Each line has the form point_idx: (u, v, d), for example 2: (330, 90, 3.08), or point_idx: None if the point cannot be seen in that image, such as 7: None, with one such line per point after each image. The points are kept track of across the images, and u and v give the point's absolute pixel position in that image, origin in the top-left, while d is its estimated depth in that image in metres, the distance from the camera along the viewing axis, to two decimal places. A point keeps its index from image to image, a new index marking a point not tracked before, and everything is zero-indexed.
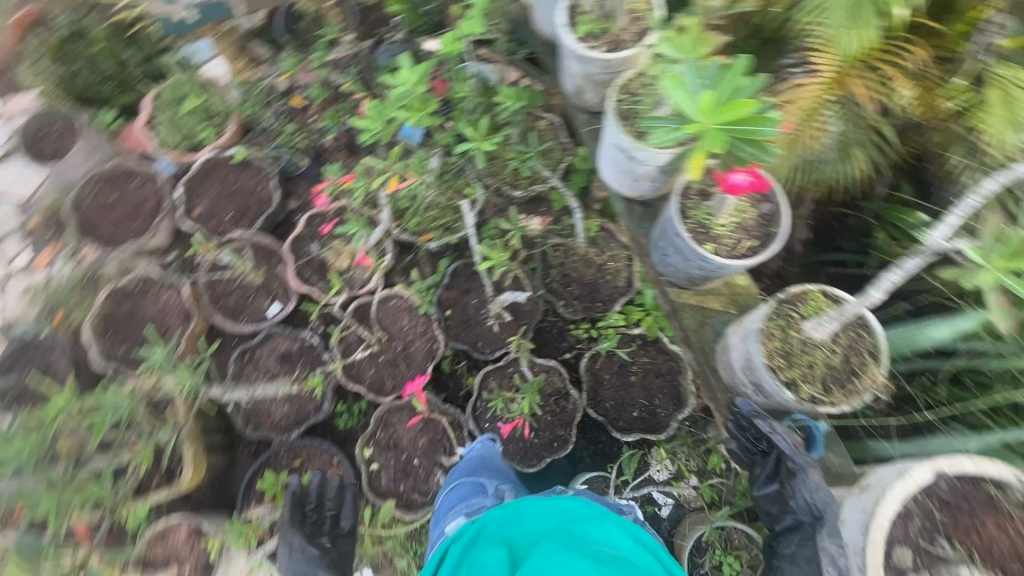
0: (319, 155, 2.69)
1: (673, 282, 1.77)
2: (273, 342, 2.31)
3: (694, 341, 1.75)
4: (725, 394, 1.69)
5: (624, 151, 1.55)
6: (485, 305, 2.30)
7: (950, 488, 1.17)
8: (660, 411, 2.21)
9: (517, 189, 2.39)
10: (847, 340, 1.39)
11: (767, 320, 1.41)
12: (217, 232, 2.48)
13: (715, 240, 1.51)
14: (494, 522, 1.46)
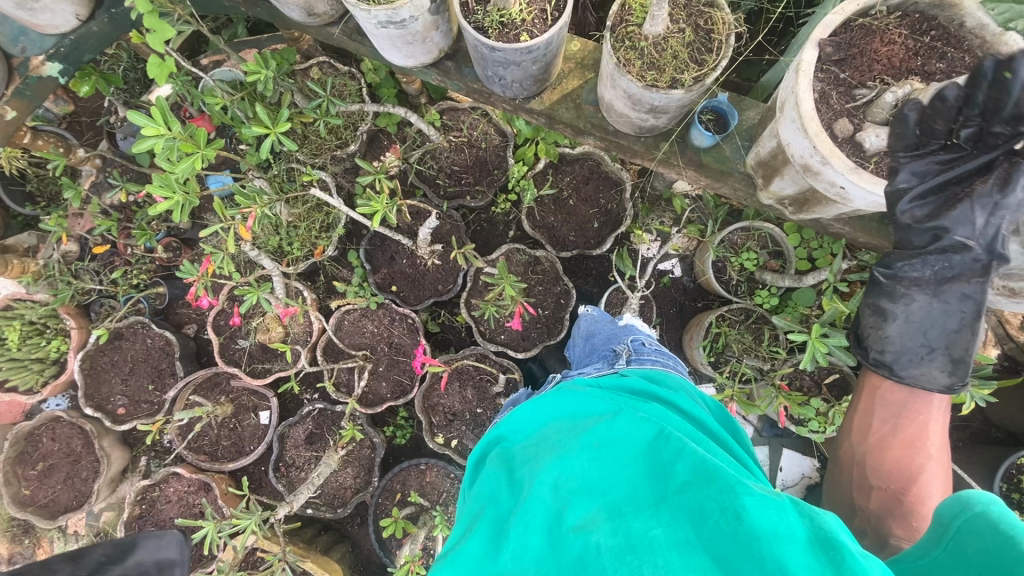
0: (167, 273, 2.46)
1: (529, 95, 1.72)
2: (291, 436, 2.25)
3: (584, 126, 1.74)
4: (639, 142, 1.71)
5: (389, 22, 1.44)
6: (416, 255, 2.26)
7: (835, 48, 1.23)
8: (610, 205, 2.27)
9: (349, 146, 2.25)
10: (684, 10, 1.39)
11: (616, 52, 1.39)
12: (156, 407, 2.31)
13: (524, 27, 1.44)
14: (507, 435, 1.28)
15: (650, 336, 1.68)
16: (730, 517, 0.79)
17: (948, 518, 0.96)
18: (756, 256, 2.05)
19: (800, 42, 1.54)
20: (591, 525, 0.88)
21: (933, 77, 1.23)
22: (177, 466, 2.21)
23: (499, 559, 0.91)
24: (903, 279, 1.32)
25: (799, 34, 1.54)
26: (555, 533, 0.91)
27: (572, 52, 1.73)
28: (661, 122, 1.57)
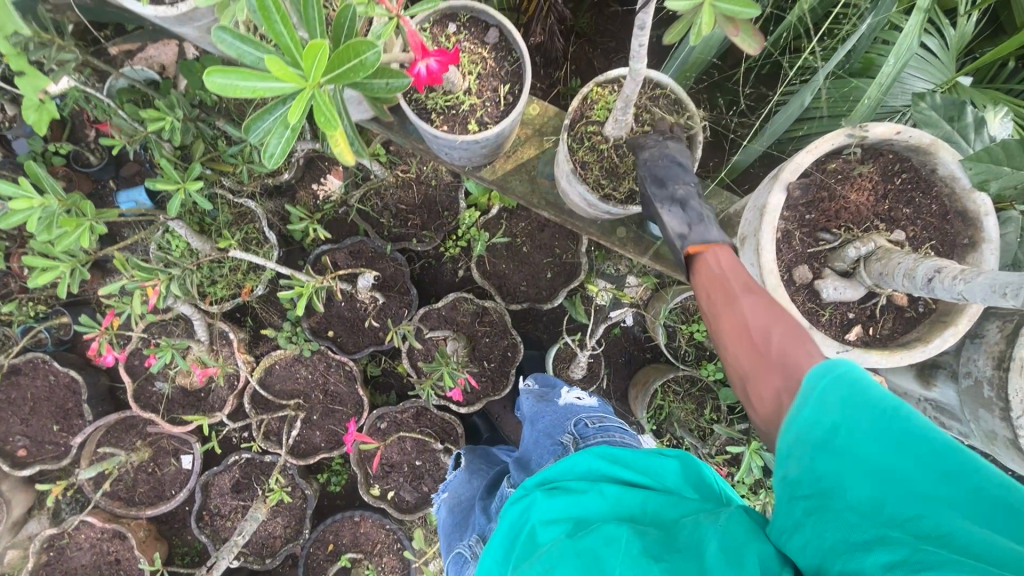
0: (73, 299, 2.20)
1: (480, 165, 1.58)
2: (216, 484, 2.14)
3: (537, 201, 1.61)
4: (595, 225, 1.60)
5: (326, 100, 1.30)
6: (355, 299, 2.09)
7: (802, 190, 1.17)
8: (565, 255, 2.15)
9: (282, 174, 2.02)
10: (648, 114, 1.31)
11: (574, 152, 1.30)
12: (63, 450, 2.12)
13: (476, 113, 1.31)
14: None
15: (593, 411, 1.61)
16: None
17: (802, 407, 0.74)
18: (706, 327, 2.02)
19: (773, 129, 1.44)
20: None
21: (896, 226, 1.18)
22: (88, 515, 2.05)
23: None
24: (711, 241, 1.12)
25: (773, 119, 1.43)
26: None
27: (530, 117, 1.57)
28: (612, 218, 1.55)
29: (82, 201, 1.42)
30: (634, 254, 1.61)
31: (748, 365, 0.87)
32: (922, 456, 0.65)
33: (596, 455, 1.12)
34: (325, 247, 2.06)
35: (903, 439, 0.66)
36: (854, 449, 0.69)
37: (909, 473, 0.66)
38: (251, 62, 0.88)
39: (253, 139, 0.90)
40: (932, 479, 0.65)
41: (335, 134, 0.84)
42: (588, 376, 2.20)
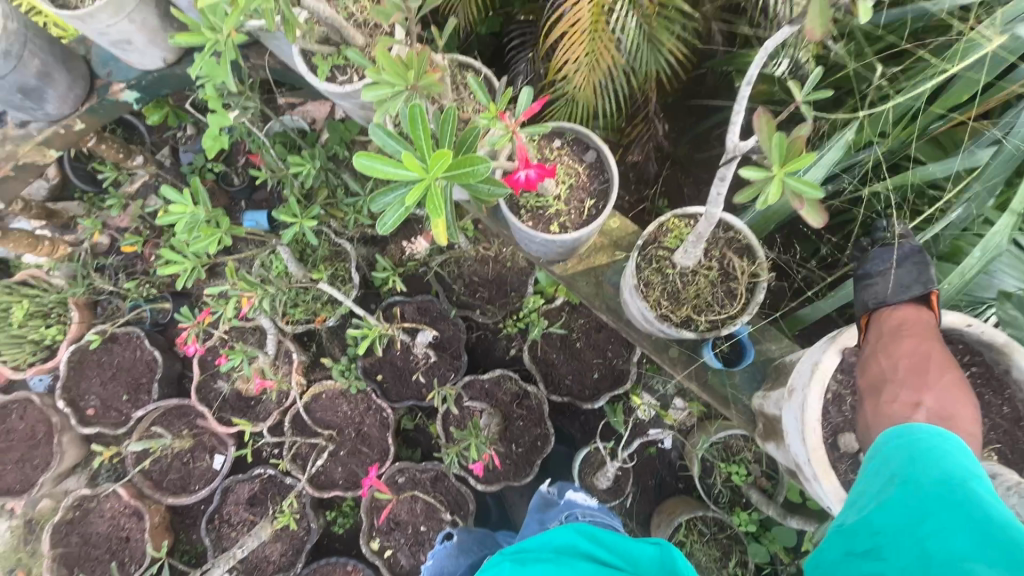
0: (179, 291, 2.52)
1: (553, 260, 1.71)
2: (234, 491, 2.24)
3: (598, 304, 1.69)
4: (649, 340, 1.64)
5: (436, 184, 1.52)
6: (410, 352, 2.23)
7: None
8: (616, 360, 2.19)
9: (381, 227, 2.28)
10: (718, 252, 1.39)
11: (640, 271, 1.40)
12: (123, 419, 2.34)
13: (559, 216, 1.46)
14: None
15: (589, 509, 1.56)
16: None
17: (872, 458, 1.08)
18: (746, 472, 1.94)
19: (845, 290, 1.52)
20: None
21: None
22: (120, 486, 2.20)
23: None
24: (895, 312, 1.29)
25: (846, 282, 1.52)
26: None
27: (610, 228, 1.71)
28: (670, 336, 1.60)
29: (220, 216, 1.72)
30: (683, 377, 1.61)
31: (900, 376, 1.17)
32: (952, 510, 0.86)
33: (576, 531, 1.13)
34: (398, 298, 2.25)
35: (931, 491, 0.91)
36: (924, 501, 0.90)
37: (947, 529, 0.84)
38: (388, 150, 0.99)
39: (373, 209, 0.95)
40: (964, 535, 0.82)
41: (439, 218, 0.96)
42: (612, 488, 2.13)
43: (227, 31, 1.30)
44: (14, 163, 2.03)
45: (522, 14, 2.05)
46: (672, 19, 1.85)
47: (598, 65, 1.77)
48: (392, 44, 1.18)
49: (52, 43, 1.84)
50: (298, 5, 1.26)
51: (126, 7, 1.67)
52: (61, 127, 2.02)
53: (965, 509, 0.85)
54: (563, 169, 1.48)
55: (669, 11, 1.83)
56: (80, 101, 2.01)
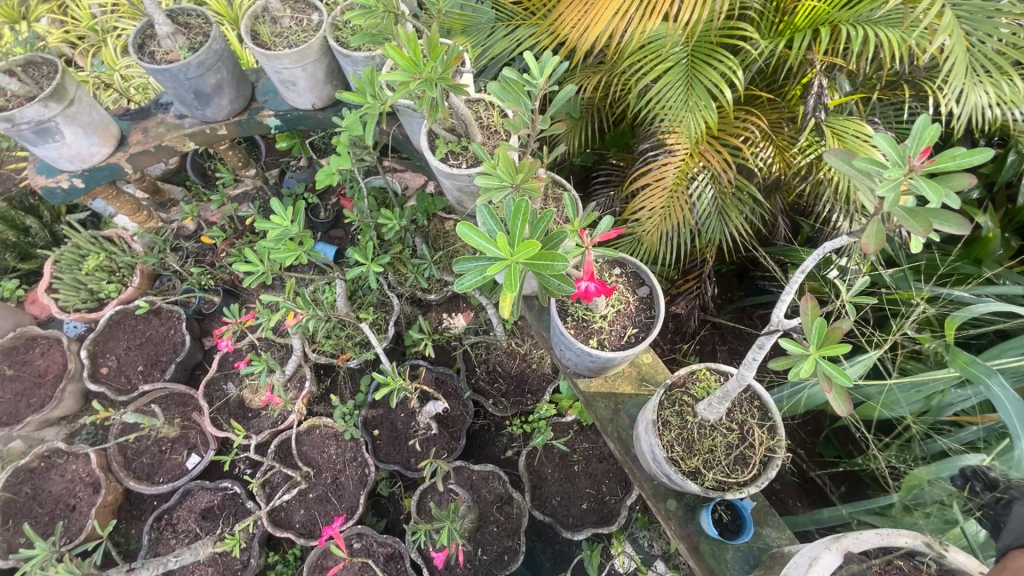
0: (232, 290, 2.69)
1: (580, 373, 1.77)
2: (193, 498, 2.19)
3: (610, 430, 1.71)
4: (650, 482, 1.62)
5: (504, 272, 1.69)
6: (414, 417, 2.24)
7: (863, 568, 1.13)
8: (608, 497, 2.11)
9: (431, 294, 2.44)
10: (742, 416, 1.43)
11: (662, 409, 1.45)
12: (128, 388, 2.39)
13: (600, 334, 1.56)
14: None
15: None
16: None
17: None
18: None
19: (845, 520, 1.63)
20: None
21: None
22: (94, 452, 2.20)
23: None
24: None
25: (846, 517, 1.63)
26: None
27: (642, 361, 1.79)
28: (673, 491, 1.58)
29: (307, 237, 1.91)
30: (674, 534, 1.55)
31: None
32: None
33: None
34: (422, 362, 2.33)
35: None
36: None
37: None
38: (486, 228, 1.15)
39: (454, 269, 1.09)
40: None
41: (508, 293, 1.08)
42: None
43: (382, 100, 1.58)
44: (158, 142, 2.36)
45: (615, 159, 2.33)
46: (744, 203, 2.06)
47: (670, 219, 1.96)
48: (511, 149, 1.40)
49: (236, 67, 2.23)
50: (446, 100, 1.53)
51: (307, 59, 2.04)
52: (209, 128, 2.36)
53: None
54: (617, 295, 1.61)
55: (743, 195, 2.05)
56: (234, 114, 2.37)
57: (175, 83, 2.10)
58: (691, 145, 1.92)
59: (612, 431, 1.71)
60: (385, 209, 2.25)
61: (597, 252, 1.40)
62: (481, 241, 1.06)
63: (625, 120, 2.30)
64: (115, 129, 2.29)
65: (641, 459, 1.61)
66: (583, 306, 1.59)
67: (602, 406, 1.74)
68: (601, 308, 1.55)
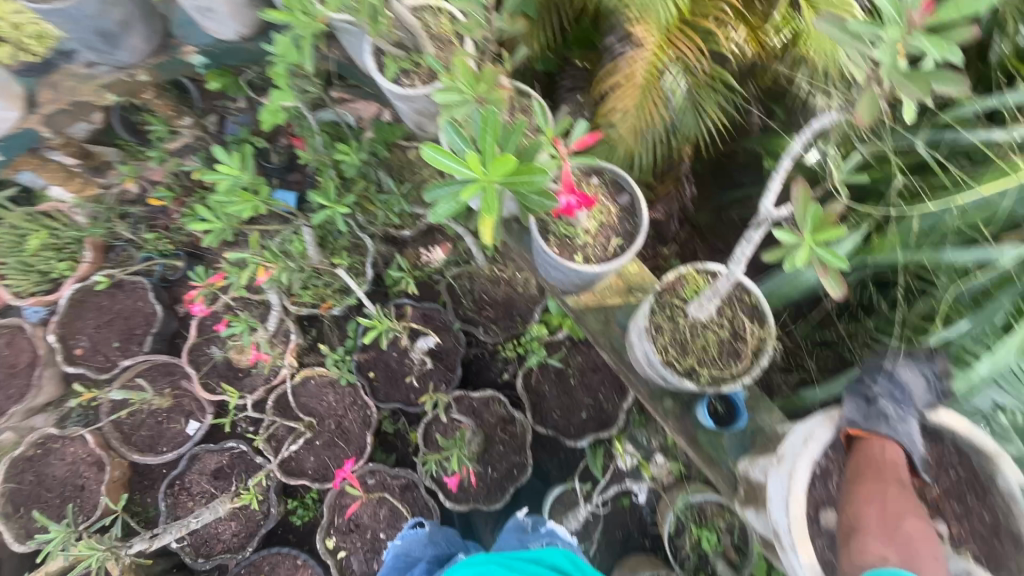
0: (195, 252, 2.55)
1: (568, 291, 1.76)
2: (201, 461, 2.20)
3: (604, 341, 1.73)
4: (646, 386, 1.66)
5: None
6: (407, 355, 2.24)
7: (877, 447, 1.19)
8: (606, 404, 2.17)
9: (405, 230, 2.35)
10: (732, 311, 1.45)
11: (654, 315, 1.46)
12: (109, 366, 2.31)
13: (585, 248, 1.53)
14: None
15: (568, 546, 1.58)
16: None
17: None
18: (717, 540, 1.90)
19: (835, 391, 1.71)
20: None
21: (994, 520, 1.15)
22: (89, 432, 2.17)
23: None
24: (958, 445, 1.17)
25: (836, 389, 1.70)
26: None
27: (627, 270, 1.78)
28: (669, 391, 1.64)
29: (261, 184, 1.76)
30: (672, 430, 1.63)
31: (876, 534, 1.09)
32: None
33: (564, 556, 1.27)
34: (407, 301, 2.29)
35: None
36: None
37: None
38: (454, 148, 1.10)
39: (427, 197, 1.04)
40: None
41: (489, 217, 1.02)
42: (580, 531, 2.09)
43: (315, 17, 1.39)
44: (72, 98, 2.10)
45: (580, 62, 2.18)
46: (719, 92, 1.96)
47: (645, 118, 1.86)
48: (469, 57, 1.27)
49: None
50: (389, 8, 1.36)
51: None
52: (127, 75, 2.10)
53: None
54: (597, 205, 1.56)
55: (717, 84, 1.94)
56: (151, 55, 2.12)
57: (73, 24, 1.82)
58: (660, 34, 1.78)
59: (605, 343, 1.73)
60: (341, 143, 2.08)
61: (575, 161, 1.32)
62: (449, 162, 0.99)
63: (585, 13, 2.11)
64: (19, 87, 1.98)
65: (636, 366, 1.65)
66: (565, 224, 1.54)
67: (593, 321, 1.75)
68: (583, 221, 1.51)
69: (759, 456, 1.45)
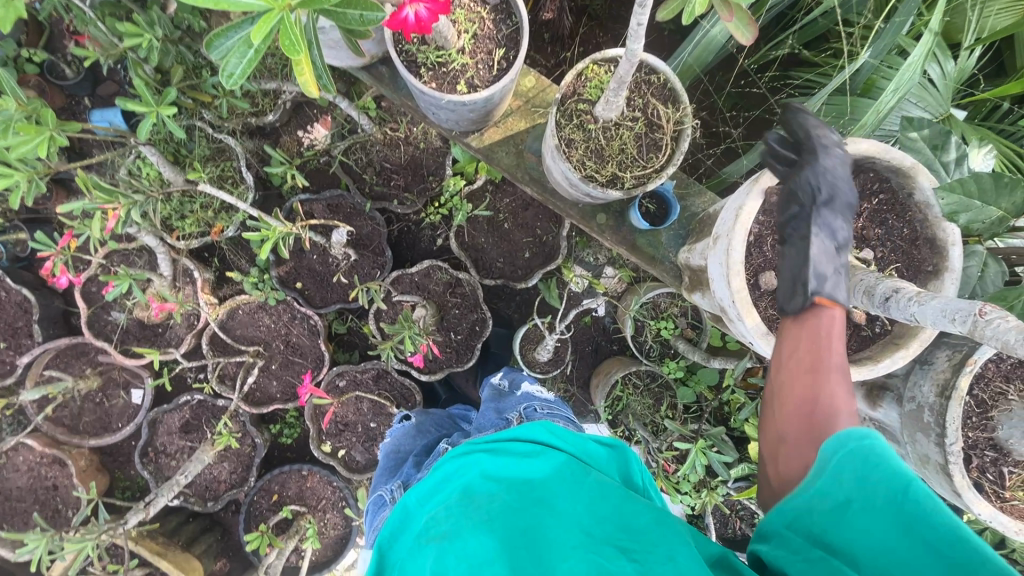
0: (33, 216, 2.10)
1: (467, 130, 1.55)
2: (164, 422, 2.10)
3: (522, 175, 1.58)
4: (576, 208, 1.57)
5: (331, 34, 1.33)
6: (328, 253, 2.05)
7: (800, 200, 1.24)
8: (545, 236, 2.12)
9: (266, 115, 1.97)
10: (643, 99, 1.31)
11: (562, 129, 1.30)
12: (8, 369, 2.05)
13: (467, 75, 1.30)
14: (422, 487, 1.15)
15: (545, 399, 1.61)
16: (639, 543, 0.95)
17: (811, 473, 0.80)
18: (674, 325, 2.02)
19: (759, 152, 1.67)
20: (491, 517, 0.98)
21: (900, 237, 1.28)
22: (28, 437, 2.00)
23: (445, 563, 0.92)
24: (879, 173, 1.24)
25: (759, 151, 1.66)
26: (514, 538, 0.94)
27: (524, 88, 1.56)
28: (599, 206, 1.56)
29: (42, 109, 1.35)
30: (612, 243, 1.58)
31: (799, 432, 0.90)
32: (912, 528, 0.69)
33: (543, 427, 1.21)
34: (304, 196, 2.03)
35: (879, 502, 0.72)
36: (859, 515, 0.73)
37: (927, 557, 0.68)
38: None
39: (214, 55, 0.96)
40: (929, 553, 0.68)
41: (299, 57, 0.91)
42: (553, 359, 2.19)
43: None
44: None
45: None
46: None
47: None
48: None
49: None
50: None
51: None
52: None
53: (917, 519, 0.69)
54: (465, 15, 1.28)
55: None
56: None
57: None
58: None
59: (524, 176, 1.58)
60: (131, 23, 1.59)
61: None
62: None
63: None
64: None
65: (559, 191, 1.54)
66: (436, 51, 1.28)
67: (505, 156, 1.58)
68: (454, 39, 1.25)
69: (698, 241, 1.44)
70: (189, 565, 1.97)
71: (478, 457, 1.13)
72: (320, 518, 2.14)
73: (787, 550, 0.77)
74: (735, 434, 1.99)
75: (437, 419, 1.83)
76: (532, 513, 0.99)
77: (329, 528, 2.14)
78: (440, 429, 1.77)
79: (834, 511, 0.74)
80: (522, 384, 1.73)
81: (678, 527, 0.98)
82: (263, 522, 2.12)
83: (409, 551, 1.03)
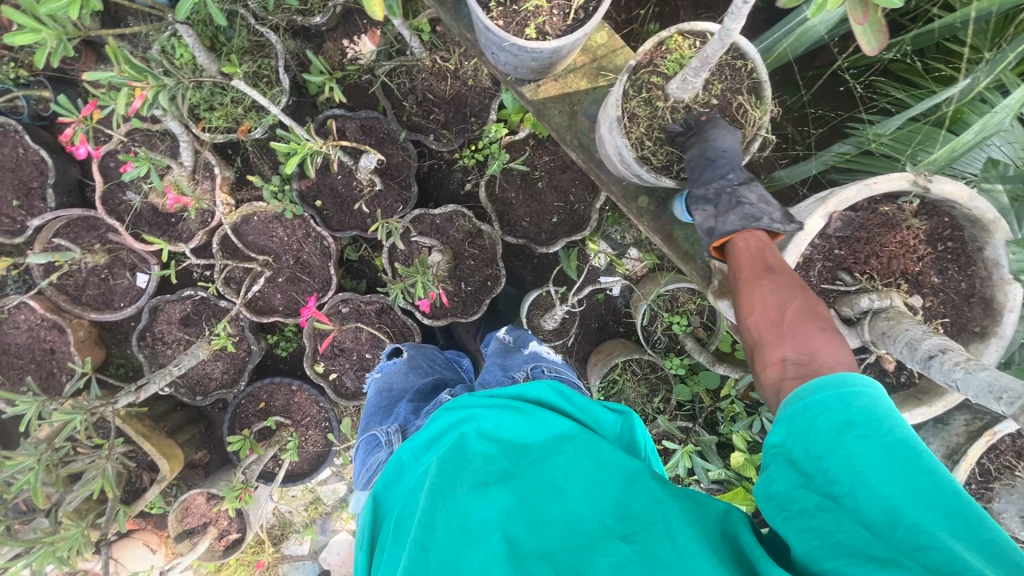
0: (59, 76, 2.04)
1: (524, 78, 1.44)
2: (165, 311, 2.11)
3: (570, 139, 1.48)
4: (619, 185, 1.48)
5: None
6: (353, 176, 1.98)
7: (844, 225, 1.26)
8: (577, 205, 2.03)
9: (314, 16, 1.85)
10: (723, 83, 1.23)
11: (628, 100, 1.23)
12: (18, 228, 2.03)
13: (539, 19, 1.20)
14: (419, 437, 1.18)
15: (553, 362, 1.59)
16: (633, 523, 0.93)
17: (810, 393, 0.85)
18: (687, 322, 1.96)
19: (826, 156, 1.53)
20: (488, 483, 0.99)
21: (948, 286, 1.26)
22: (30, 298, 2.01)
23: (435, 522, 0.93)
24: (939, 212, 1.25)
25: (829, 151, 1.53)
26: (507, 510, 0.95)
27: (594, 44, 1.44)
28: (644, 189, 1.48)
29: None
30: (647, 229, 1.51)
31: (763, 336, 1.02)
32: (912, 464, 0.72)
33: (549, 388, 1.22)
34: (340, 111, 1.94)
35: (880, 435, 0.76)
36: (857, 440, 0.76)
37: (921, 487, 0.70)
38: None
39: None
40: (930, 496, 0.70)
41: None
42: (558, 329, 2.16)
43: None
44: None
45: None
46: None
47: None
48: None
49: None
50: None
51: None
52: None
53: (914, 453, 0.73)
54: None
55: None
56: None
57: None
58: None
59: (573, 141, 1.48)
60: None
61: None
62: None
63: None
64: None
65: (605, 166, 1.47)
66: None
67: (557, 115, 1.47)
68: None
69: None
70: (171, 453, 2.02)
71: (474, 414, 1.14)
72: (302, 434, 2.18)
73: (783, 477, 0.82)
74: (721, 439, 1.99)
75: (432, 355, 1.85)
76: (526, 485, 0.99)
77: (309, 445, 2.19)
78: (433, 371, 1.78)
79: (833, 430, 0.79)
80: (529, 342, 1.70)
81: (679, 510, 0.93)
82: (246, 426, 2.17)
83: (404, 508, 1.05)
